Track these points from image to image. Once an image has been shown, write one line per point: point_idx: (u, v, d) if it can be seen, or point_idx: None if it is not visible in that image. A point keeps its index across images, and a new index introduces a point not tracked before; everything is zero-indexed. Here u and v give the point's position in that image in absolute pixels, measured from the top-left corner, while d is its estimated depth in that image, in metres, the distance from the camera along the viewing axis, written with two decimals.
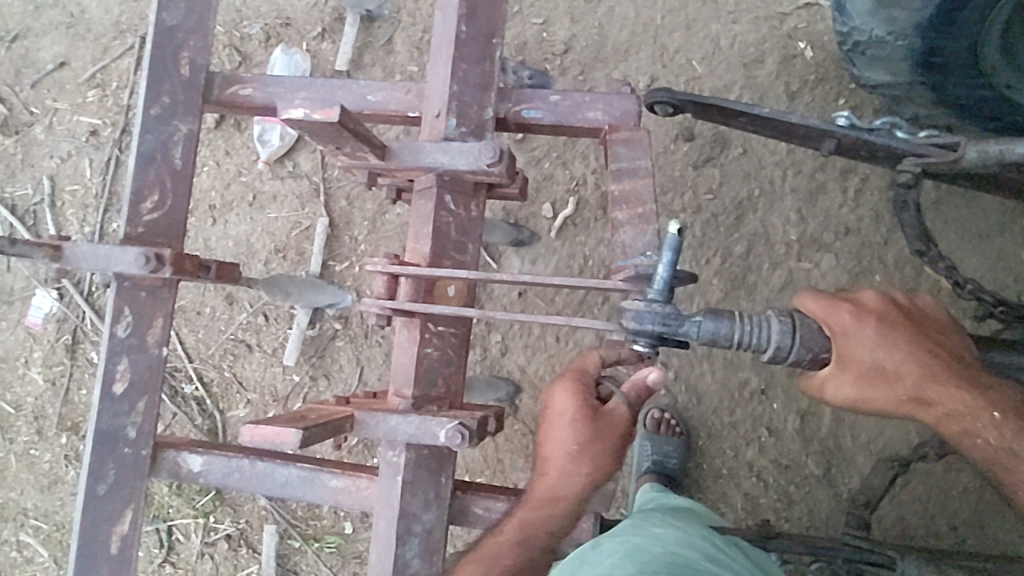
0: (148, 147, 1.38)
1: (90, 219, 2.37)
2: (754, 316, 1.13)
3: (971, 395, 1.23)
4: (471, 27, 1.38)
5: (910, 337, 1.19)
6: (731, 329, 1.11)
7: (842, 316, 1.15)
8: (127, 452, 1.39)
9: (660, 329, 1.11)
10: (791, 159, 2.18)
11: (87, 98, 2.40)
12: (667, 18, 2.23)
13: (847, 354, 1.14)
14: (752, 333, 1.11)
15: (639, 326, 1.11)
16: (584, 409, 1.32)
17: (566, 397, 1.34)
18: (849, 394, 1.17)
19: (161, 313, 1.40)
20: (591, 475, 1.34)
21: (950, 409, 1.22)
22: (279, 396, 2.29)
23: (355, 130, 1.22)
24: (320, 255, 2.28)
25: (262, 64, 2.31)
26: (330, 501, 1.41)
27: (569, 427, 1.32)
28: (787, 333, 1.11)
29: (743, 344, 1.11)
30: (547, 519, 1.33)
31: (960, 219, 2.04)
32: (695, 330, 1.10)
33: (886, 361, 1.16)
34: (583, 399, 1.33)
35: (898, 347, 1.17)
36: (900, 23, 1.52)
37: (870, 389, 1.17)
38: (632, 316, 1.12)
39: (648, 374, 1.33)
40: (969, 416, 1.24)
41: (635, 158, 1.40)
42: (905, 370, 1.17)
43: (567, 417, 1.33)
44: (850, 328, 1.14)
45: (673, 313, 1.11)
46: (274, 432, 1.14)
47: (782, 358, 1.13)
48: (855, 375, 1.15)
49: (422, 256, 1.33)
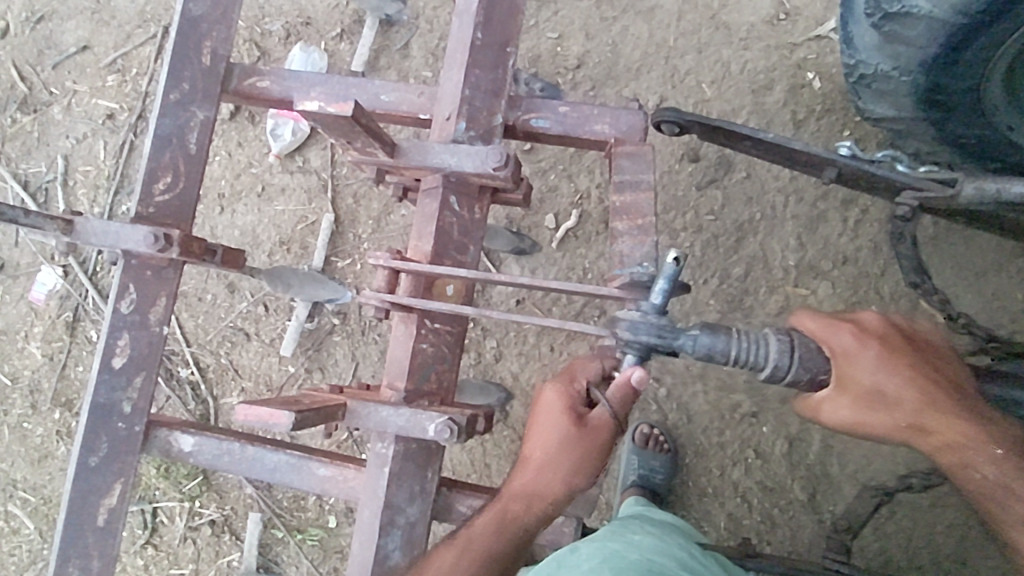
0: (165, 131, 1.42)
1: (101, 200, 2.40)
2: (752, 333, 1.17)
3: (972, 427, 1.23)
4: (486, 35, 1.42)
5: (911, 364, 1.23)
6: (727, 345, 1.15)
7: (842, 337, 1.20)
8: (121, 427, 1.41)
9: (654, 341, 1.17)
10: (793, 186, 2.21)
11: (106, 82, 2.44)
12: (680, 40, 2.28)
13: (844, 374, 1.19)
14: (749, 350, 1.15)
15: (633, 335, 1.17)
16: (568, 409, 1.31)
17: (552, 398, 1.33)
18: (846, 416, 1.20)
19: (165, 293, 1.43)
20: (573, 476, 1.31)
21: (949, 440, 1.23)
22: (273, 386, 2.31)
23: (366, 127, 1.25)
24: (323, 251, 2.30)
25: (280, 60, 2.36)
26: (317, 489, 1.43)
27: (551, 424, 1.31)
28: (784, 352, 1.15)
29: (739, 361, 1.15)
30: (522, 517, 1.31)
31: (958, 256, 2.06)
32: (690, 344, 1.15)
33: (885, 385, 1.20)
34: (568, 398, 1.32)
35: (899, 373, 1.21)
36: (904, 59, 1.55)
37: (868, 413, 1.20)
38: (627, 326, 1.18)
39: (630, 372, 1.24)
40: (968, 448, 1.25)
41: (638, 172, 1.43)
42: (905, 396, 1.21)
43: (550, 416, 1.31)
44: (850, 350, 1.19)
45: (668, 326, 1.17)
46: (268, 413, 1.18)
47: (779, 377, 1.16)
48: (852, 397, 1.20)
49: (424, 254, 1.36)
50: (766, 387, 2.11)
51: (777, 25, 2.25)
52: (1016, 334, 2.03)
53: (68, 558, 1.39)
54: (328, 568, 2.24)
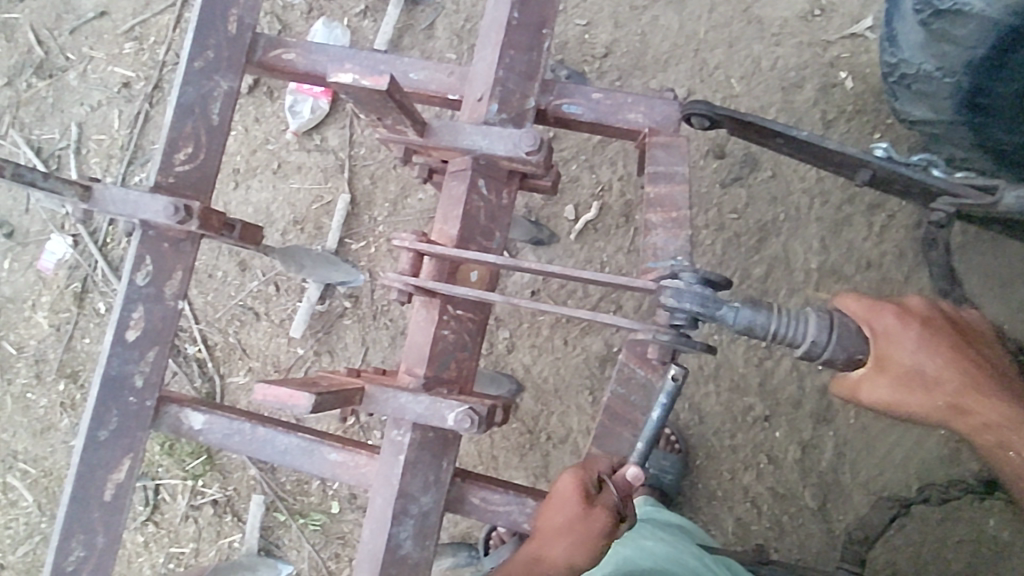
0: (187, 99, 1.37)
1: (113, 170, 2.36)
2: (790, 310, 1.15)
3: (1008, 407, 1.24)
4: (523, 15, 1.37)
5: (951, 345, 1.20)
6: (767, 320, 1.13)
7: (884, 317, 1.17)
8: (132, 401, 1.38)
9: (698, 310, 1.14)
10: (819, 187, 2.16)
11: (124, 50, 2.39)
12: (711, 33, 2.23)
13: (884, 354, 1.16)
14: (788, 326, 1.13)
15: (677, 302, 1.13)
16: (578, 493, 1.24)
17: (567, 483, 1.25)
18: (885, 395, 1.17)
19: (182, 267, 1.40)
20: (577, 558, 1.24)
21: (988, 421, 1.23)
22: (281, 367, 2.28)
23: (400, 102, 1.21)
24: (338, 231, 2.26)
25: (302, 35, 2.32)
26: (328, 474, 1.40)
27: (560, 506, 1.24)
28: (824, 329, 1.13)
29: (778, 336, 1.13)
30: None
31: (986, 266, 2.01)
32: (733, 315, 1.12)
33: (925, 366, 1.18)
34: (579, 481, 1.24)
35: (939, 353, 1.19)
36: (949, 59, 1.50)
37: (908, 392, 1.17)
38: (672, 293, 1.14)
39: (626, 467, 1.27)
40: (1009, 429, 1.25)
41: (672, 163, 1.39)
42: (946, 377, 1.18)
43: (561, 500, 1.24)
44: (890, 329, 1.17)
45: (712, 296, 1.14)
46: (286, 393, 1.14)
47: (815, 355, 1.14)
48: (892, 376, 1.17)
49: (449, 238, 1.32)
50: (781, 392, 2.07)
51: (811, 21, 2.19)
52: None
53: (72, 534, 1.36)
54: (329, 554, 2.21)
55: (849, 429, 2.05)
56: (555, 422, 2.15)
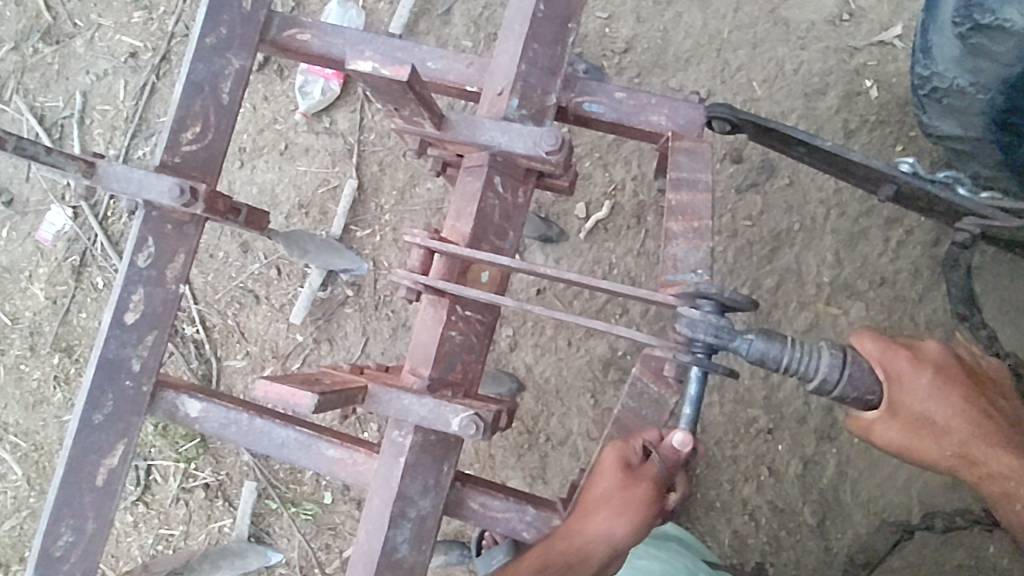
0: (198, 76, 1.32)
1: (117, 141, 2.31)
2: (805, 343, 1.10)
3: (1016, 460, 1.20)
4: (549, 7, 1.32)
5: (965, 393, 1.17)
6: (780, 352, 1.09)
7: (898, 362, 1.13)
8: (128, 385, 1.34)
9: (711, 341, 1.09)
10: (837, 198, 2.12)
11: (132, 19, 2.33)
12: (735, 33, 2.18)
13: (896, 400, 1.12)
14: (801, 361, 1.08)
15: (691, 332, 1.08)
16: (620, 459, 1.27)
17: (611, 454, 1.28)
18: (894, 438, 1.14)
19: (184, 250, 1.35)
20: (619, 526, 1.24)
21: (996, 472, 1.20)
22: (279, 353, 2.24)
23: (419, 94, 1.16)
24: (343, 218, 2.22)
25: (315, 13, 2.26)
26: (325, 470, 1.37)
27: (602, 475, 1.27)
28: (836, 367, 1.08)
29: (790, 370, 1.09)
30: (565, 555, 1.25)
31: (1004, 289, 1.97)
32: (746, 347, 1.08)
33: (936, 413, 1.15)
34: (620, 447, 1.29)
35: (952, 402, 1.15)
36: (985, 75, 1.45)
37: (917, 439, 1.14)
38: (686, 321, 1.10)
39: (672, 434, 1.27)
40: (1014, 482, 1.22)
41: (695, 170, 1.34)
42: (956, 427, 1.16)
43: (604, 468, 1.27)
44: (905, 375, 1.13)
45: (726, 326, 1.09)
46: (289, 392, 1.11)
47: (827, 391, 1.09)
48: (902, 422, 1.13)
49: (461, 235, 1.27)
50: (786, 405, 2.04)
51: (839, 26, 2.14)
52: None
53: (61, 518, 1.33)
54: (319, 544, 2.19)
55: (852, 448, 2.02)
56: (554, 424, 2.12)
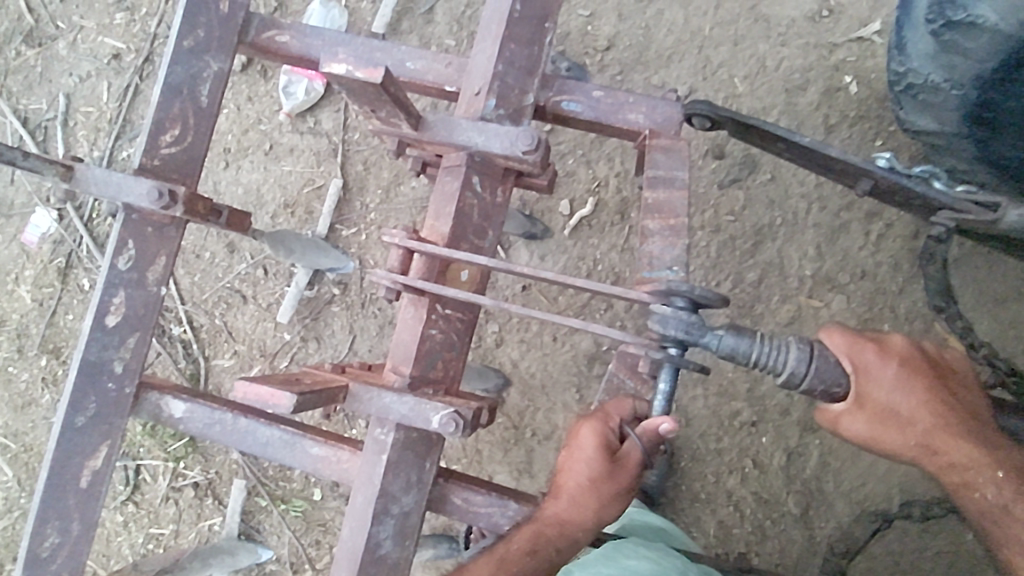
0: (176, 79, 1.33)
1: (101, 143, 2.30)
2: (774, 338, 1.12)
3: (978, 449, 1.23)
4: (525, 8, 1.33)
5: (930, 385, 1.20)
6: (750, 347, 1.10)
7: (864, 354, 1.15)
8: (111, 387, 1.35)
9: (682, 336, 1.11)
10: (818, 192, 2.14)
11: (114, 20, 2.32)
12: (716, 30, 2.19)
13: (862, 392, 1.14)
14: (769, 355, 1.10)
15: (662, 328, 1.12)
16: (602, 447, 1.29)
17: (591, 440, 1.30)
18: (861, 430, 1.16)
19: (166, 252, 1.36)
20: (606, 508, 1.31)
21: (957, 462, 1.23)
22: (267, 352, 2.25)
23: (394, 96, 1.17)
24: (328, 217, 2.22)
25: (298, 14, 2.27)
26: (309, 468, 1.38)
27: (585, 461, 1.29)
28: (803, 361, 1.10)
29: (759, 365, 1.11)
30: (555, 540, 1.29)
31: (981, 280, 2.00)
32: (716, 343, 1.10)
33: (901, 405, 1.17)
34: (600, 432, 1.30)
35: (916, 394, 1.18)
36: (959, 71, 1.46)
37: (882, 430, 1.17)
38: (658, 318, 1.13)
39: (658, 423, 1.26)
40: (973, 471, 1.24)
41: (672, 168, 1.36)
42: (920, 418, 1.18)
43: (587, 454, 1.29)
44: (871, 367, 1.15)
45: (697, 322, 1.12)
46: (268, 393, 1.12)
47: (794, 384, 1.12)
48: (868, 413, 1.16)
49: (440, 235, 1.29)
50: (769, 398, 2.07)
51: (819, 22, 2.16)
52: None
53: (47, 519, 1.34)
54: (309, 541, 2.20)
55: (834, 438, 2.05)
56: (540, 419, 2.14)
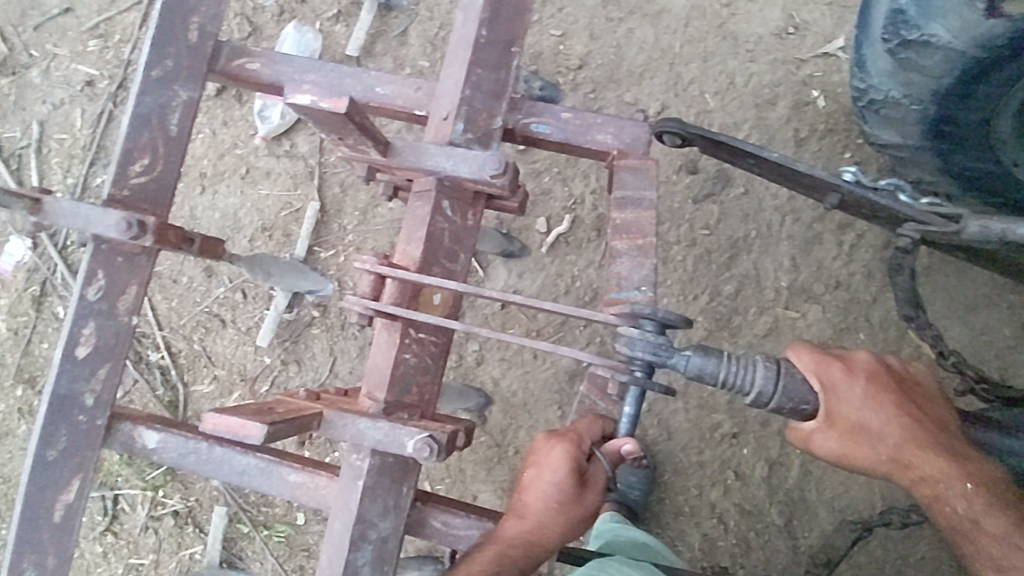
0: (145, 109, 1.33)
1: (75, 170, 2.29)
2: (741, 356, 1.12)
3: (948, 463, 1.24)
4: (491, 32, 1.35)
5: (897, 400, 1.22)
6: (717, 367, 1.11)
7: (832, 371, 1.16)
8: (82, 420, 1.34)
9: (650, 358, 1.13)
10: (790, 205, 2.17)
11: (88, 47, 2.32)
12: (686, 47, 2.23)
13: (832, 409, 1.16)
14: (737, 374, 1.10)
15: (630, 350, 1.13)
16: (572, 467, 1.29)
17: (562, 460, 1.29)
18: (832, 447, 1.18)
19: (136, 282, 1.36)
20: (570, 528, 1.32)
21: (927, 475, 1.24)
22: (247, 377, 2.23)
23: (360, 123, 1.18)
24: (306, 239, 2.22)
25: (272, 38, 2.29)
26: (287, 496, 1.37)
27: (554, 482, 1.29)
28: (770, 379, 1.11)
29: (727, 384, 1.11)
30: (520, 560, 1.28)
31: (950, 289, 2.03)
32: (683, 363, 1.10)
33: (870, 421, 1.19)
34: (571, 454, 1.29)
35: (884, 409, 1.20)
36: (917, 88, 1.49)
37: (853, 447, 1.18)
38: (625, 340, 1.14)
39: (621, 444, 1.34)
40: (944, 485, 1.25)
41: (640, 189, 1.38)
42: (889, 433, 1.20)
43: (557, 474, 1.29)
44: (839, 384, 1.16)
45: (664, 344, 1.13)
46: (238, 423, 1.12)
47: (763, 403, 1.12)
48: (839, 430, 1.17)
49: (412, 260, 1.29)
50: (749, 409, 2.09)
51: (785, 38, 2.20)
52: (1001, 370, 2.00)
53: (21, 555, 1.32)
54: (293, 567, 2.17)
55: None
56: (523, 436, 2.14)
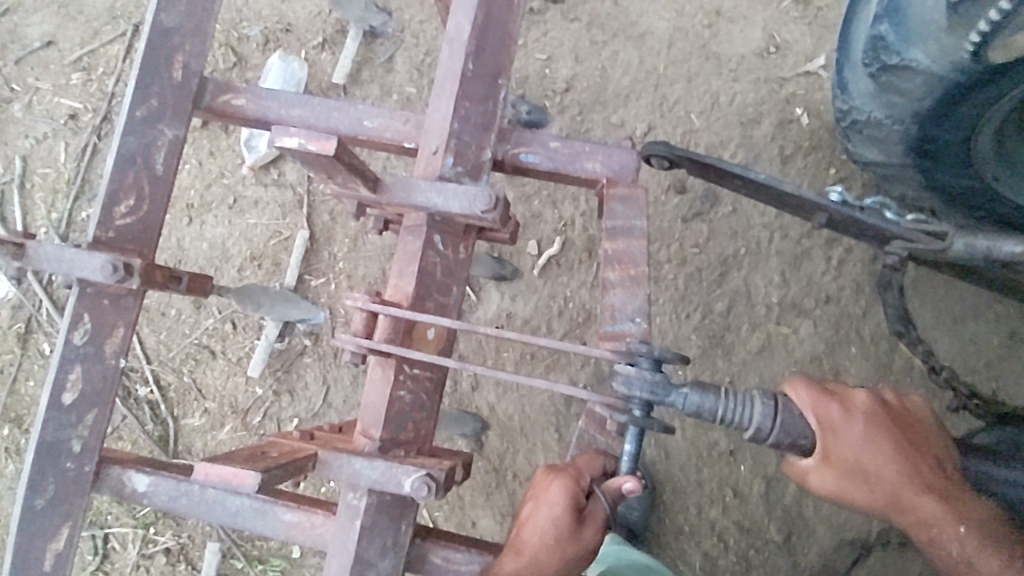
0: (129, 149, 1.32)
1: (59, 204, 2.27)
2: (739, 393, 1.14)
3: (945, 506, 1.24)
4: (478, 65, 1.35)
5: (894, 439, 1.21)
6: (715, 404, 1.13)
7: (831, 412, 1.16)
8: (70, 467, 1.31)
9: (648, 397, 1.14)
10: (778, 222, 2.19)
11: (70, 80, 2.31)
12: (670, 68, 2.25)
13: (829, 449, 1.15)
14: (734, 411, 1.12)
15: (627, 389, 1.15)
16: (570, 502, 1.30)
17: (560, 494, 1.31)
18: (828, 486, 1.18)
19: (124, 323, 1.34)
20: (565, 566, 1.33)
21: (923, 516, 1.24)
22: (238, 409, 2.21)
23: (349, 164, 1.18)
24: (296, 268, 2.21)
25: (258, 68, 2.29)
26: (282, 535, 1.34)
27: (552, 517, 1.31)
28: (769, 416, 1.12)
29: (725, 421, 1.13)
30: None
31: (938, 302, 2.05)
32: (681, 401, 1.12)
33: (868, 461, 1.18)
34: (570, 490, 1.31)
35: (882, 450, 1.19)
36: (898, 109, 1.51)
37: (850, 487, 1.18)
38: (622, 379, 1.16)
39: (622, 481, 1.29)
40: (939, 528, 1.25)
41: (630, 217, 1.38)
42: (886, 473, 1.20)
43: (555, 509, 1.31)
44: (837, 425, 1.16)
45: (661, 381, 1.14)
46: (232, 473, 1.10)
47: (761, 438, 1.13)
48: (835, 471, 1.17)
49: (404, 295, 1.29)
50: None
51: (767, 58, 2.23)
52: (991, 380, 2.02)
53: None
54: None
55: None
56: (520, 460, 2.12)
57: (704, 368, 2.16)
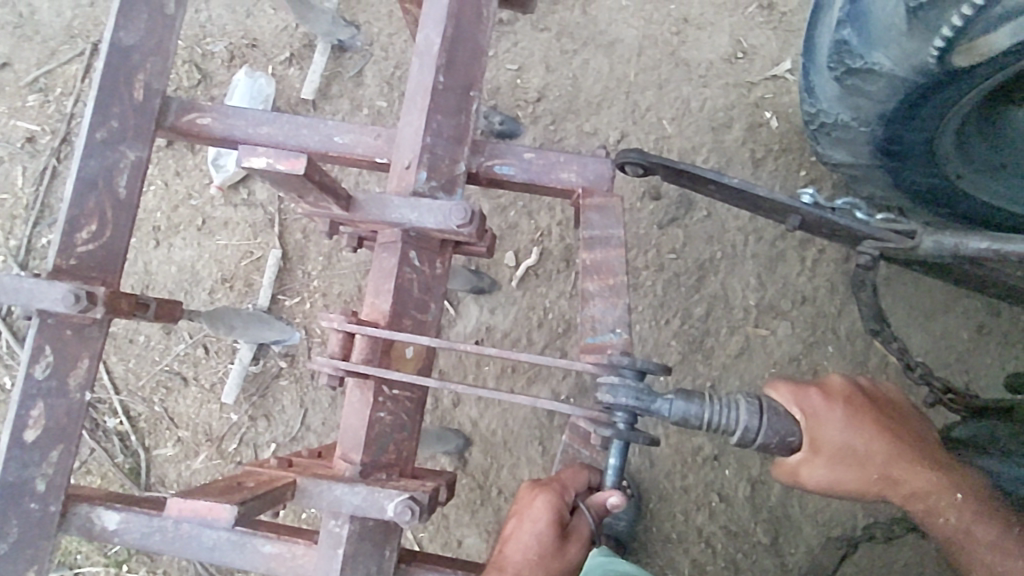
0: (90, 173, 1.27)
1: (17, 231, 2.19)
2: (723, 396, 1.13)
3: (932, 475, 1.29)
4: (448, 78, 1.34)
5: (873, 420, 1.25)
6: (701, 409, 1.11)
7: (811, 399, 1.19)
8: (34, 508, 1.25)
9: (634, 404, 1.12)
10: (752, 225, 2.21)
11: (27, 102, 2.24)
12: (640, 76, 2.26)
13: (818, 437, 1.16)
14: (721, 413, 1.10)
15: (613, 398, 1.12)
16: (555, 517, 1.29)
17: (544, 510, 1.29)
18: (822, 476, 1.18)
19: (89, 355, 1.29)
20: None
21: (915, 490, 1.28)
22: (213, 435, 2.15)
23: (320, 182, 1.15)
24: (269, 288, 2.16)
25: (224, 84, 2.24)
26: (262, 568, 1.29)
27: (537, 533, 1.29)
28: (755, 415, 1.11)
29: (713, 425, 1.11)
30: None
31: (911, 298, 2.08)
32: (667, 408, 1.10)
33: (854, 443, 1.21)
34: (556, 505, 1.29)
35: (865, 429, 1.23)
36: (865, 111, 1.53)
37: (843, 470, 1.19)
38: (607, 388, 1.14)
39: (607, 496, 1.29)
40: (932, 496, 1.31)
41: (607, 227, 1.37)
42: (874, 453, 1.23)
43: (540, 524, 1.29)
44: (820, 411, 1.18)
45: (646, 389, 1.12)
46: (206, 506, 1.06)
47: (750, 440, 1.11)
48: (827, 457, 1.18)
49: (382, 313, 1.26)
50: None
51: (735, 63, 2.26)
52: (965, 373, 2.05)
53: None
54: None
55: None
56: (505, 475, 2.09)
57: (686, 374, 2.16)
